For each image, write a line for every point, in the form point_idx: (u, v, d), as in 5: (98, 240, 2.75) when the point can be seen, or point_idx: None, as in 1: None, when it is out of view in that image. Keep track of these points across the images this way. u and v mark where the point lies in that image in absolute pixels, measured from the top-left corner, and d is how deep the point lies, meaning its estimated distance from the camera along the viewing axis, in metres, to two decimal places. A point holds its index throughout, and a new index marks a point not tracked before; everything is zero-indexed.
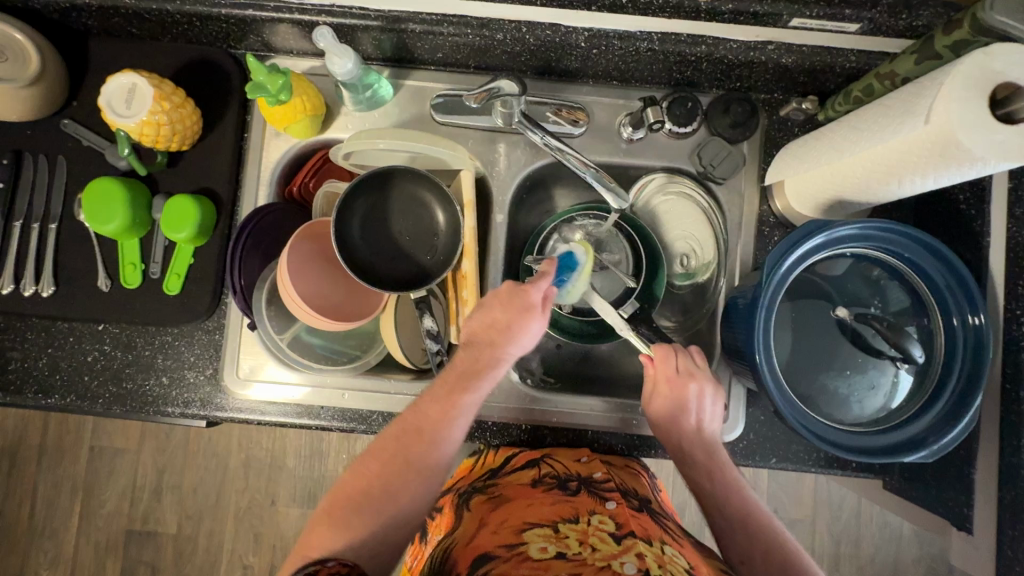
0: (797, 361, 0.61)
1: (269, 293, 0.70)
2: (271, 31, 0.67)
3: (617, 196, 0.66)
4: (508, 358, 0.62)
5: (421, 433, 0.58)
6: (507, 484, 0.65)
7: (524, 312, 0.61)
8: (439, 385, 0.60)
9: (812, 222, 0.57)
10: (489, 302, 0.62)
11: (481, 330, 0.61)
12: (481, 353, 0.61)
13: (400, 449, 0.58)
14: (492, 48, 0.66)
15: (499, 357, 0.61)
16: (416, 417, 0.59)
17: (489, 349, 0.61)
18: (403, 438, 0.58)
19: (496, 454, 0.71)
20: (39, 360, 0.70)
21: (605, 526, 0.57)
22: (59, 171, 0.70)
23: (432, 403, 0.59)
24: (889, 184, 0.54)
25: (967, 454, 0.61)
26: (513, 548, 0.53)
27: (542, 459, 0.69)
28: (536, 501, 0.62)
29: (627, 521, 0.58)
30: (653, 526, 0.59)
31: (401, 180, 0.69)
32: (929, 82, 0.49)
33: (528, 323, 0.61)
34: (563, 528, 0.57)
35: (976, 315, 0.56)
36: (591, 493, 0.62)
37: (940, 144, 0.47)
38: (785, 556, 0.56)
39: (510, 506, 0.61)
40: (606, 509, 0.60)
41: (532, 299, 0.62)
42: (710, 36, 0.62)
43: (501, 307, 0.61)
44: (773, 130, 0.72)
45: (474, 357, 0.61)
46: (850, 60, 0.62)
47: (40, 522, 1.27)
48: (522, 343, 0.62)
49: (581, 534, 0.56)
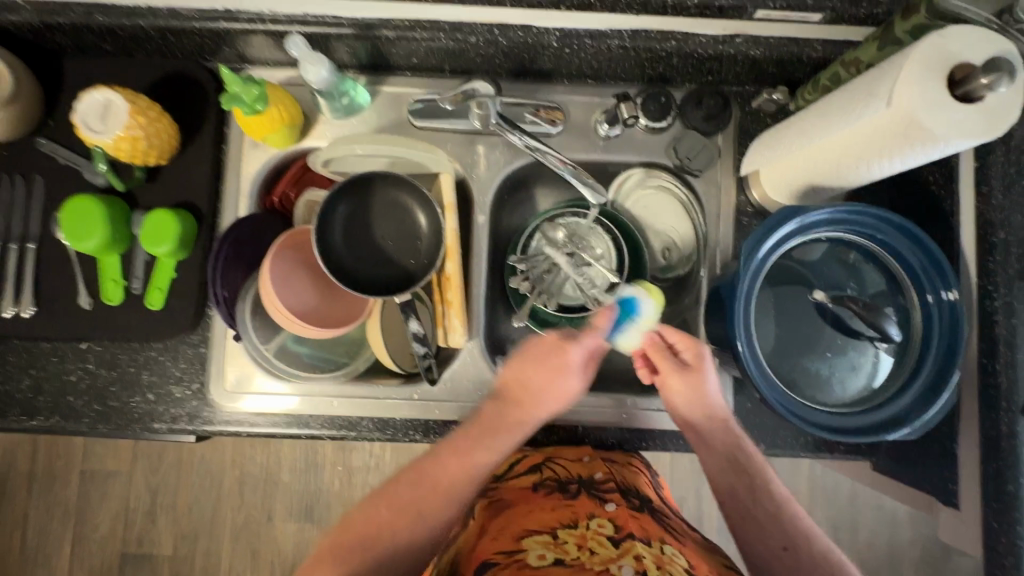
0: (780, 347, 0.62)
1: (252, 308, 0.69)
2: (246, 43, 0.67)
3: (595, 192, 0.67)
4: (533, 421, 0.63)
5: (438, 484, 0.59)
6: (509, 491, 0.65)
7: (559, 372, 0.62)
8: (463, 437, 0.61)
9: (785, 208, 0.58)
10: (531, 349, 0.64)
11: (514, 388, 0.63)
12: (508, 411, 0.63)
13: (415, 498, 0.58)
14: (466, 51, 0.67)
15: (523, 419, 0.63)
16: (432, 465, 0.60)
17: (516, 408, 0.63)
18: (415, 488, 0.59)
19: (498, 460, 0.70)
20: (23, 382, 0.69)
21: (604, 530, 0.58)
22: (36, 191, 0.70)
23: (450, 452, 0.61)
24: (859, 168, 0.55)
25: (950, 430, 0.62)
26: (512, 554, 0.54)
27: (544, 463, 0.68)
28: (536, 507, 0.62)
29: (626, 523, 0.59)
30: (653, 526, 0.60)
31: (381, 185, 0.69)
32: (889, 66, 0.50)
33: (560, 383, 0.63)
34: (562, 535, 0.57)
35: (949, 291, 0.58)
36: (591, 495, 0.63)
37: (901, 125, 0.48)
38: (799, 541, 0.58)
39: (510, 512, 0.61)
40: (606, 512, 0.61)
41: (570, 359, 0.63)
42: (680, 31, 0.63)
43: (534, 364, 0.63)
44: (747, 122, 0.73)
45: (501, 412, 0.63)
46: (816, 50, 0.63)
47: (32, 550, 1.25)
48: (554, 404, 0.63)
49: (580, 539, 0.56)
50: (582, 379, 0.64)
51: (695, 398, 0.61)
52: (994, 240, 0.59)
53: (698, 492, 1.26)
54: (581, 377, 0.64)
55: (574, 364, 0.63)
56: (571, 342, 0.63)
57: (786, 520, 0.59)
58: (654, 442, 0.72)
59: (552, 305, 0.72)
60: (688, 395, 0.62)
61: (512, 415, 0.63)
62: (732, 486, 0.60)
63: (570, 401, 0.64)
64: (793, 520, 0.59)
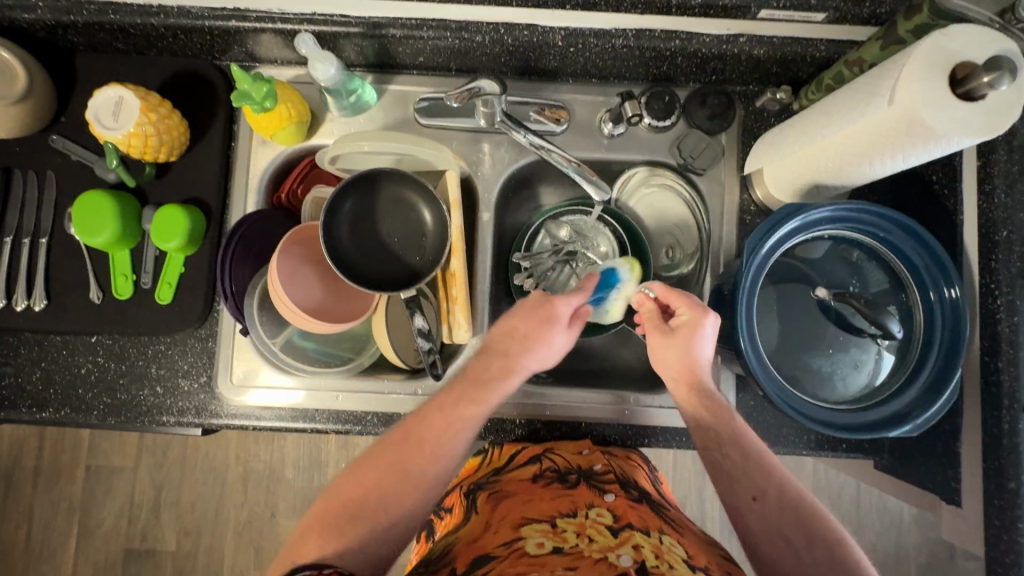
0: (782, 344, 0.62)
1: (261, 298, 0.70)
2: (254, 42, 0.68)
3: (599, 189, 0.68)
4: (523, 368, 0.62)
5: (424, 443, 0.58)
6: (509, 481, 0.66)
7: (548, 322, 0.61)
8: (447, 393, 0.60)
9: (788, 206, 0.58)
10: (516, 311, 0.63)
11: (502, 338, 0.62)
12: (493, 363, 0.61)
13: (399, 457, 0.57)
14: (472, 50, 0.68)
15: (514, 368, 0.61)
16: (418, 424, 0.58)
17: (503, 359, 0.61)
18: (402, 446, 0.57)
19: (498, 454, 0.71)
20: (33, 374, 0.70)
21: (603, 519, 0.58)
22: (48, 186, 0.71)
23: (435, 409, 0.59)
24: (862, 165, 0.56)
25: (951, 428, 0.62)
26: (510, 545, 0.54)
27: (543, 454, 0.69)
28: (534, 496, 0.62)
29: (624, 513, 0.59)
30: (652, 517, 0.59)
31: (387, 182, 0.70)
32: (892, 65, 0.50)
33: (548, 334, 0.61)
34: (560, 523, 0.57)
35: (951, 288, 0.58)
36: (591, 486, 0.63)
37: (904, 123, 0.48)
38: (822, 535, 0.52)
39: (508, 501, 0.62)
40: (604, 501, 0.61)
41: (557, 313, 0.61)
42: (683, 31, 0.63)
43: (524, 319, 0.61)
44: (750, 121, 0.73)
45: (485, 368, 0.61)
46: (820, 50, 0.64)
47: (38, 544, 1.26)
48: (540, 355, 0.62)
49: (578, 528, 0.56)
50: (568, 334, 0.62)
51: (673, 358, 0.60)
52: (996, 238, 0.59)
53: (700, 491, 1.26)
54: (564, 332, 0.62)
55: (554, 331, 0.61)
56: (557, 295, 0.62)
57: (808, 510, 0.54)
58: (656, 439, 0.73)
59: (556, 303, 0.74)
60: (659, 355, 0.61)
61: (501, 366, 0.61)
62: (706, 437, 0.58)
63: (552, 354, 0.62)
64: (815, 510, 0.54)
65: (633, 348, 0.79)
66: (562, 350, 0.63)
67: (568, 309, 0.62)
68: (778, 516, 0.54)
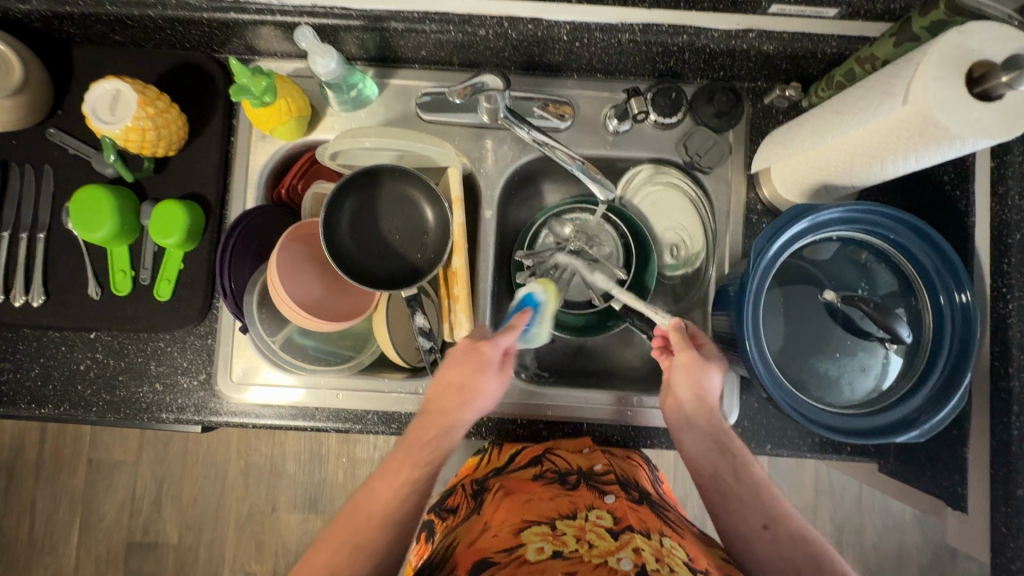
0: (788, 346, 0.61)
1: (261, 296, 0.69)
2: (254, 34, 0.67)
3: (604, 187, 0.67)
4: (461, 422, 0.60)
5: (370, 517, 0.54)
6: (508, 481, 0.65)
7: (482, 369, 0.59)
8: (397, 455, 0.58)
9: (797, 206, 0.57)
10: (449, 360, 0.61)
11: (440, 392, 0.60)
12: (431, 423, 0.59)
13: (353, 531, 0.53)
14: (475, 44, 0.66)
15: (454, 423, 0.59)
16: (367, 493, 0.56)
17: (442, 416, 0.59)
18: (354, 519, 0.54)
19: (500, 453, 0.71)
20: (32, 370, 0.70)
21: (603, 522, 0.57)
22: (46, 180, 0.70)
23: (381, 476, 0.57)
24: (872, 166, 0.54)
25: (959, 433, 0.62)
26: (511, 551, 0.53)
27: (544, 455, 0.68)
28: (534, 496, 0.61)
29: (625, 515, 0.58)
30: (652, 519, 0.59)
31: (388, 179, 0.69)
32: (908, 63, 0.49)
33: (481, 381, 0.60)
34: (560, 526, 0.57)
35: (963, 292, 0.57)
36: (590, 487, 0.62)
37: (918, 123, 0.47)
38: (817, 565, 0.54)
39: (508, 502, 0.61)
40: (604, 503, 0.60)
41: (486, 356, 0.60)
42: (691, 26, 0.62)
43: (456, 365, 0.60)
44: (758, 119, 0.72)
45: (426, 425, 0.59)
46: (831, 46, 0.62)
47: (40, 536, 1.27)
48: (479, 403, 0.60)
49: (578, 531, 0.56)
50: (501, 378, 0.61)
51: (701, 383, 0.60)
52: (1009, 242, 0.58)
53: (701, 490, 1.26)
54: (495, 378, 0.60)
55: (487, 377, 0.60)
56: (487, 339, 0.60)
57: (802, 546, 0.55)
58: (659, 440, 0.72)
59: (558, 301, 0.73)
60: (692, 379, 0.60)
61: (438, 420, 0.59)
62: (716, 469, 0.60)
63: (490, 400, 0.61)
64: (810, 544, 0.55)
65: (636, 348, 0.79)
66: (498, 397, 0.61)
67: (501, 347, 0.61)
68: (783, 547, 0.55)
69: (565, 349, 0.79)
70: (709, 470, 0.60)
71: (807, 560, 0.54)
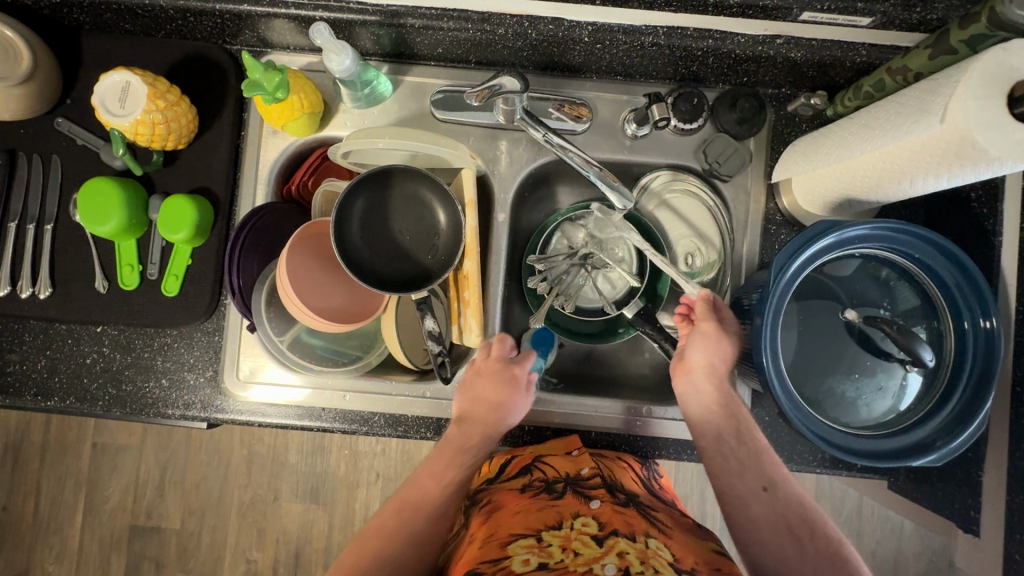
0: (805, 364, 0.60)
1: (269, 294, 0.68)
2: (267, 27, 0.65)
3: (621, 195, 0.63)
4: (492, 436, 0.66)
5: (416, 507, 0.64)
6: (497, 493, 0.66)
7: (511, 388, 0.65)
8: (436, 459, 0.65)
9: (822, 222, 0.56)
10: (476, 375, 0.66)
11: (473, 406, 0.65)
12: (472, 431, 0.65)
13: (398, 522, 0.63)
14: (493, 42, 0.65)
15: (487, 436, 0.66)
16: (412, 489, 0.65)
17: (480, 426, 0.65)
18: (394, 516, 0.64)
19: (491, 465, 0.72)
20: (38, 362, 0.69)
21: (588, 529, 0.58)
22: (53, 170, 0.69)
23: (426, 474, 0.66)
24: (901, 184, 0.53)
25: (975, 457, 0.61)
26: (496, 563, 0.54)
27: (534, 463, 0.67)
28: (522, 508, 0.62)
29: (610, 520, 0.59)
30: (638, 521, 0.60)
31: (401, 179, 0.68)
32: (947, 80, 0.47)
33: (514, 399, 0.66)
34: (546, 537, 0.57)
35: (988, 318, 0.55)
36: (577, 494, 0.62)
37: (953, 144, 0.45)
38: (813, 528, 0.59)
39: (497, 515, 0.61)
40: (590, 509, 0.61)
41: (518, 376, 0.66)
42: (717, 30, 0.60)
43: (487, 380, 0.65)
44: (781, 126, 0.70)
45: (466, 434, 0.65)
46: (861, 54, 0.60)
47: (45, 517, 1.28)
48: (509, 419, 0.66)
49: (564, 541, 0.56)
50: (527, 398, 0.67)
51: (717, 354, 0.62)
52: None
53: (702, 491, 1.26)
54: (518, 395, 0.66)
55: (514, 394, 0.66)
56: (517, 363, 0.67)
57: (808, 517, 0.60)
58: (666, 452, 0.71)
59: (570, 306, 0.72)
60: (710, 350, 0.62)
61: (479, 432, 0.65)
62: (720, 431, 0.62)
63: (515, 418, 0.67)
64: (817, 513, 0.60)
65: (646, 356, 0.78)
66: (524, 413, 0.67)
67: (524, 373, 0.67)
68: (786, 512, 0.60)
69: (574, 355, 0.78)
70: (712, 431, 0.62)
71: (800, 520, 0.60)
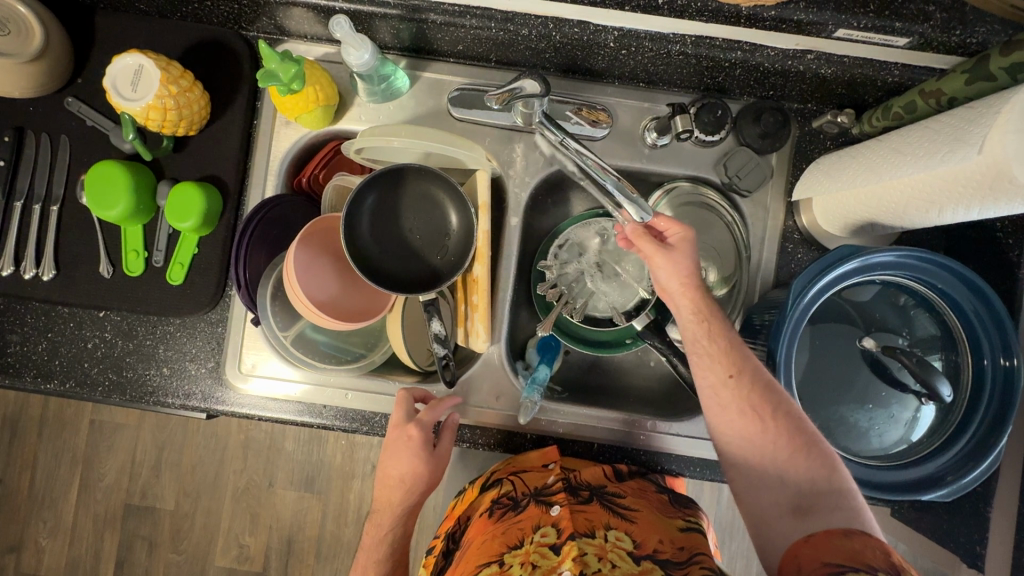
0: (818, 388, 0.59)
1: (274, 289, 0.66)
2: (285, 15, 0.64)
3: (639, 209, 0.59)
4: (410, 507, 0.64)
5: None
6: (472, 526, 0.63)
7: (406, 450, 0.61)
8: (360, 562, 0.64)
9: (845, 246, 0.54)
10: (386, 447, 0.62)
11: (383, 488, 0.63)
12: (383, 519, 0.64)
13: None
14: (516, 43, 0.63)
15: (398, 506, 0.63)
16: None
17: (387, 502, 0.63)
18: None
19: (472, 490, 0.70)
20: (38, 345, 0.68)
21: (547, 539, 0.54)
22: (62, 151, 0.68)
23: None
24: (929, 213, 0.51)
25: (984, 492, 0.60)
26: None
27: (506, 477, 0.66)
28: (489, 534, 0.58)
29: (568, 525, 0.55)
30: (599, 515, 0.57)
31: (413, 178, 0.67)
32: (988, 109, 0.46)
33: (414, 461, 0.61)
34: (508, 560, 0.53)
35: (1009, 356, 0.54)
36: (538, 503, 0.60)
37: (990, 177, 0.44)
38: (779, 410, 0.52)
39: (468, 550, 0.58)
40: (550, 518, 0.57)
41: (412, 433, 0.61)
42: (747, 42, 0.58)
43: (387, 453, 0.62)
44: (804, 143, 0.69)
45: (379, 521, 0.64)
46: (893, 74, 0.59)
47: (40, 492, 1.28)
48: (417, 487, 0.62)
49: (523, 557, 0.52)
50: (433, 452, 0.62)
51: (683, 270, 0.56)
52: None
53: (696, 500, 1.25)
54: (418, 453, 0.61)
55: (409, 455, 0.61)
56: (412, 422, 0.62)
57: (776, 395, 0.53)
58: (668, 467, 0.70)
59: (578, 315, 0.71)
60: (670, 270, 0.57)
61: (389, 515, 0.63)
62: (694, 338, 0.56)
63: (429, 481, 0.63)
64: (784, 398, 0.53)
65: (652, 366, 0.77)
66: (447, 460, 0.64)
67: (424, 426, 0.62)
68: (748, 394, 0.53)
69: (579, 363, 0.77)
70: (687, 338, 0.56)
71: (764, 402, 0.52)
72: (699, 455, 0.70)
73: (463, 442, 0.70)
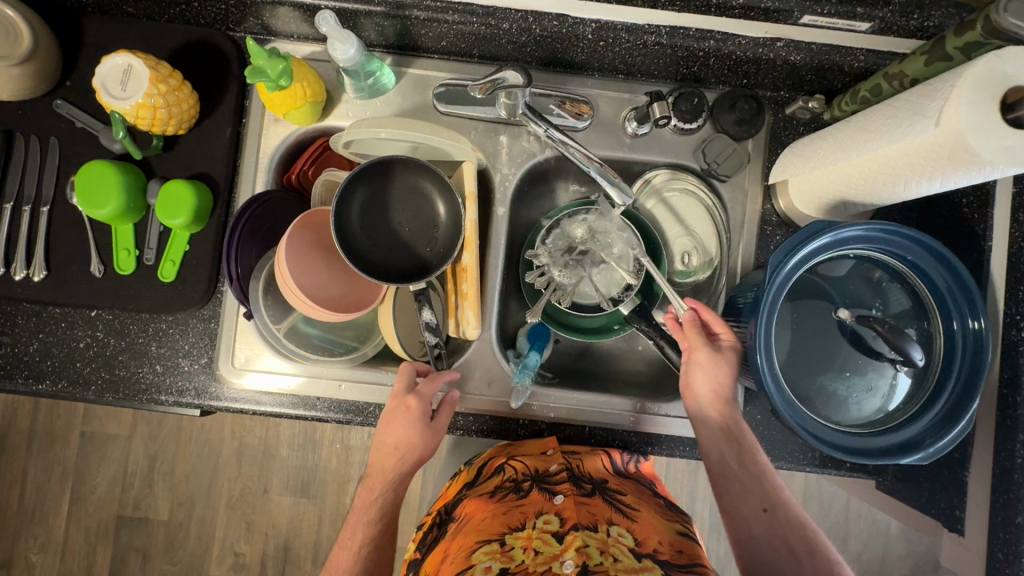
0: (798, 360, 0.61)
1: (266, 282, 0.68)
2: (272, 14, 0.65)
3: (622, 191, 0.62)
4: (401, 478, 0.64)
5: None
6: (469, 502, 0.64)
7: (407, 421, 0.62)
8: (349, 525, 0.64)
9: (818, 222, 0.56)
10: (383, 418, 0.63)
11: (377, 457, 0.64)
12: (373, 487, 0.64)
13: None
14: (497, 37, 0.65)
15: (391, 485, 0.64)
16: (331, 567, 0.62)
17: (381, 475, 0.64)
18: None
19: (470, 470, 0.71)
20: (30, 346, 0.68)
21: (549, 527, 0.55)
22: (51, 153, 0.69)
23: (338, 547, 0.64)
24: (896, 187, 0.53)
25: (961, 457, 0.62)
26: None
27: (507, 461, 0.66)
28: (489, 514, 0.59)
29: (571, 515, 0.56)
30: (601, 509, 0.58)
31: (401, 171, 0.68)
32: (943, 84, 0.48)
33: (411, 434, 0.62)
34: (509, 541, 0.54)
35: (976, 319, 0.56)
36: (541, 490, 0.61)
37: (949, 147, 0.46)
38: (811, 547, 0.57)
39: (466, 526, 0.59)
40: (554, 506, 0.58)
41: (411, 404, 0.62)
42: (719, 32, 0.61)
43: (386, 424, 0.63)
44: (778, 129, 0.71)
45: (369, 488, 0.64)
46: (858, 60, 0.62)
47: (30, 507, 1.26)
48: (413, 456, 0.63)
49: (525, 541, 0.54)
50: (428, 429, 0.63)
51: (720, 377, 0.60)
52: None
53: (693, 486, 1.28)
54: (416, 426, 0.62)
55: (405, 424, 0.62)
56: (411, 394, 0.63)
57: (808, 533, 0.58)
58: (659, 449, 0.72)
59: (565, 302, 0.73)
60: (710, 373, 0.60)
61: (381, 483, 0.64)
62: (723, 456, 0.60)
63: (423, 453, 0.64)
64: (815, 537, 0.58)
65: (641, 351, 0.79)
66: (442, 436, 0.65)
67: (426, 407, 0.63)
68: (784, 529, 0.58)
69: (569, 350, 0.79)
70: (716, 456, 0.60)
71: (799, 538, 0.57)
72: (688, 436, 0.71)
73: (457, 430, 0.71)
